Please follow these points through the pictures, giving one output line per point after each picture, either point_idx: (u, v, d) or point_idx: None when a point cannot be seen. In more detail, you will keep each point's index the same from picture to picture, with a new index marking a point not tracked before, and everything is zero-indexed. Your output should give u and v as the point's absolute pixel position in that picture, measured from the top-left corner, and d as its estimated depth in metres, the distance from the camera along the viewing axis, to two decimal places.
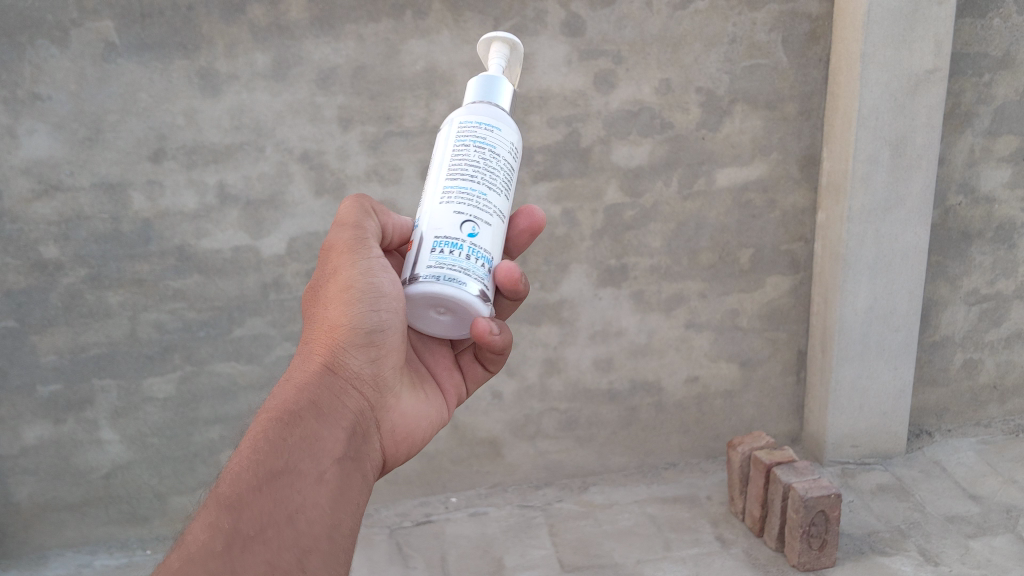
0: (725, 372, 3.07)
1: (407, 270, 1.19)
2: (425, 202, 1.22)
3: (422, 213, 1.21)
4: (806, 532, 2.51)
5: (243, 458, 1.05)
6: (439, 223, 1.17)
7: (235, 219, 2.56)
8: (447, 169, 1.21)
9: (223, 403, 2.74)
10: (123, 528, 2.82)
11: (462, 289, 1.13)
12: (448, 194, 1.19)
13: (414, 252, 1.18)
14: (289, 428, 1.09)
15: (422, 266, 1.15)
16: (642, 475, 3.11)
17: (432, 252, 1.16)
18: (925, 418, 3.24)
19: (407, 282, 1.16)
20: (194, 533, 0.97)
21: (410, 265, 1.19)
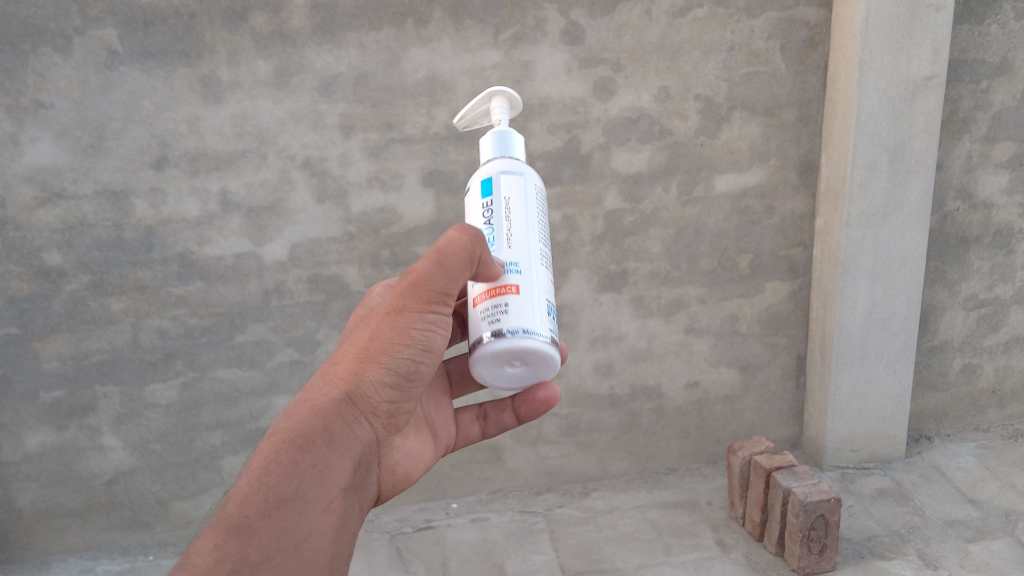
0: (724, 377, 3.08)
1: (492, 319, 1.25)
2: (500, 253, 1.28)
3: (518, 263, 1.28)
4: (806, 536, 2.52)
5: (253, 479, 1.11)
6: (541, 284, 1.29)
7: (237, 225, 2.58)
8: (534, 230, 1.32)
9: (225, 408, 2.76)
10: (124, 533, 2.83)
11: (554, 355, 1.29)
12: (541, 257, 1.32)
13: (503, 305, 1.25)
14: (300, 453, 1.14)
15: (528, 327, 1.24)
16: (642, 480, 3.12)
17: (532, 313, 1.26)
18: (924, 423, 3.25)
19: (506, 338, 1.23)
20: (199, 550, 1.06)
21: (498, 317, 1.25)
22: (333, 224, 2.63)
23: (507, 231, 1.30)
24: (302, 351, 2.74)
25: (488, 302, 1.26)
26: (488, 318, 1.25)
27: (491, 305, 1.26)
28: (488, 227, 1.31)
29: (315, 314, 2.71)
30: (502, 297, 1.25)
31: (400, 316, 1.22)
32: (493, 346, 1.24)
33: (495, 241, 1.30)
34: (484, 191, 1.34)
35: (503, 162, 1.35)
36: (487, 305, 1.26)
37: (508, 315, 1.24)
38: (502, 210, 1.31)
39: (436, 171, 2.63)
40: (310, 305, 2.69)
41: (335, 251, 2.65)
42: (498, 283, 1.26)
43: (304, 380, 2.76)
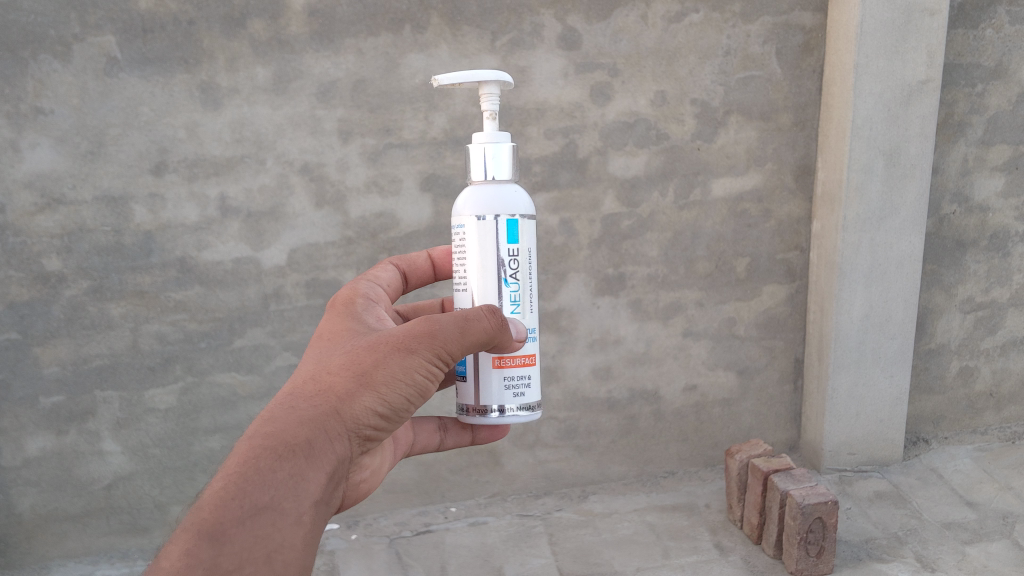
0: (722, 380, 3.09)
1: (517, 392, 1.36)
2: (523, 317, 1.36)
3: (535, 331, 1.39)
4: (803, 539, 2.52)
5: (228, 484, 1.02)
6: None
7: (236, 230, 2.59)
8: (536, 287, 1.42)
9: (224, 413, 2.76)
10: (124, 537, 2.82)
11: None
12: None
13: (526, 379, 1.37)
14: (281, 462, 1.06)
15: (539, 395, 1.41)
16: (641, 484, 3.13)
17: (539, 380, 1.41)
18: (921, 427, 3.26)
19: (526, 409, 1.38)
20: (170, 554, 0.95)
21: (522, 391, 1.37)
22: (332, 228, 2.64)
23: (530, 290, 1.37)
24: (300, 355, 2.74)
25: (511, 372, 1.36)
26: (511, 389, 1.36)
27: (514, 376, 1.36)
28: (513, 279, 1.35)
29: (312, 319, 2.71)
30: (527, 370, 1.37)
31: (410, 356, 1.19)
32: (516, 416, 1.37)
33: (519, 303, 1.35)
34: (510, 235, 1.34)
35: (516, 193, 1.36)
36: (508, 375, 1.36)
37: (528, 388, 1.38)
38: (526, 262, 1.36)
39: (434, 175, 2.64)
40: (308, 309, 2.70)
41: (333, 255, 2.66)
42: (519, 354, 1.36)
43: None
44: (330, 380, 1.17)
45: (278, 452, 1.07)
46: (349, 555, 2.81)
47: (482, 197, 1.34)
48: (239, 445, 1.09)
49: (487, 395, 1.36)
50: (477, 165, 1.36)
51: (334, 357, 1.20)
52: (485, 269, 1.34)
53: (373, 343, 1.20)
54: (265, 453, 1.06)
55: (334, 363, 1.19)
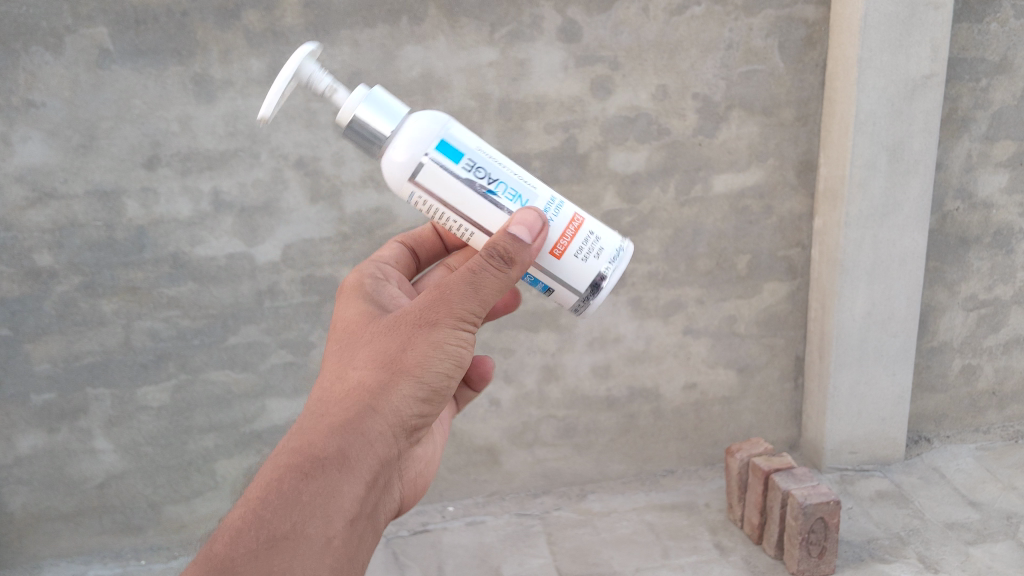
0: (722, 378, 3.05)
1: (596, 258, 1.33)
2: (537, 197, 1.29)
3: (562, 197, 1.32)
4: (805, 539, 2.49)
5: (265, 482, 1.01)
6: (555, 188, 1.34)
7: (229, 226, 2.55)
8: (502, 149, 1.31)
9: (218, 411, 2.73)
10: (116, 538, 2.80)
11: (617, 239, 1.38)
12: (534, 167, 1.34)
13: (591, 237, 1.33)
14: (309, 479, 1.03)
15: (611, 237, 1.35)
16: (640, 482, 3.10)
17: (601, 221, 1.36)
18: (924, 425, 3.23)
19: (616, 260, 1.35)
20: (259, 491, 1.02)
21: (596, 247, 1.33)
22: (327, 224, 2.60)
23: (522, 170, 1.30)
24: (295, 353, 2.71)
25: (575, 247, 1.31)
26: (587, 257, 1.32)
27: (579, 251, 1.32)
28: (491, 185, 1.27)
29: (307, 316, 2.68)
30: (575, 245, 1.31)
31: (433, 330, 1.15)
32: (607, 277, 1.34)
33: (514, 188, 1.27)
34: (452, 159, 1.26)
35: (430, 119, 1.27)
36: (579, 248, 1.31)
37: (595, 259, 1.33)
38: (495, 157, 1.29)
39: None
40: (303, 306, 2.66)
41: (329, 252, 2.63)
42: (565, 226, 1.31)
43: (299, 382, 2.74)
44: (365, 368, 1.14)
45: (304, 468, 1.03)
46: None
47: (408, 144, 1.26)
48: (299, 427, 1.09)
49: (574, 283, 1.33)
50: (378, 124, 1.26)
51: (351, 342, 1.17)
52: (471, 201, 1.27)
53: (391, 323, 1.17)
54: (297, 458, 1.04)
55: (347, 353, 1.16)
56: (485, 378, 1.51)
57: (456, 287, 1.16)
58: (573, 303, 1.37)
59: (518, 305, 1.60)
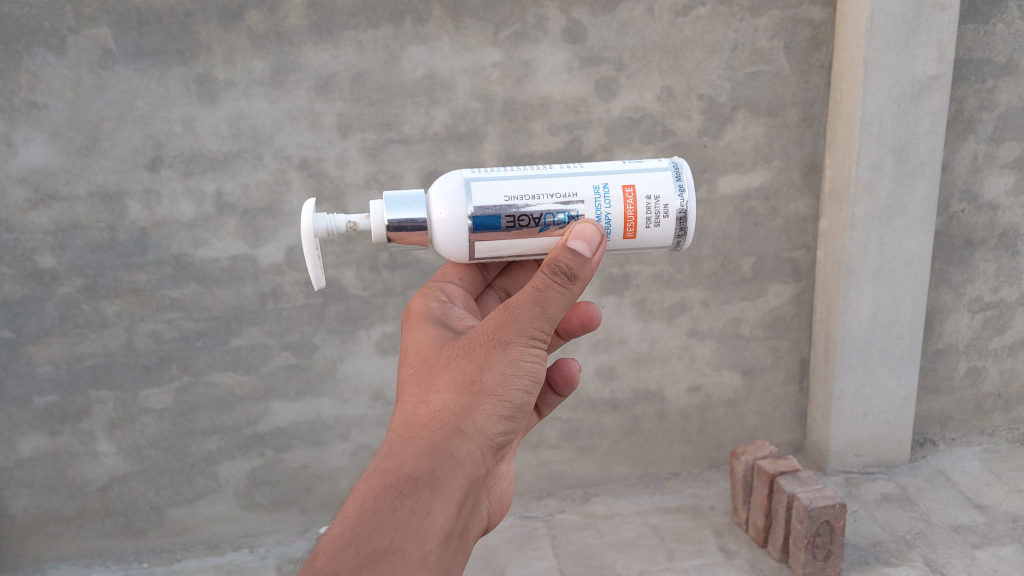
0: (727, 380, 3.04)
1: (663, 213, 1.27)
2: (583, 208, 1.25)
3: (599, 183, 1.26)
4: (810, 542, 2.48)
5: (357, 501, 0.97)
6: (591, 172, 1.28)
7: (232, 227, 2.54)
8: (525, 173, 1.27)
9: (221, 413, 2.72)
10: (118, 540, 2.79)
11: (678, 168, 1.30)
12: (560, 167, 1.28)
13: (649, 200, 1.27)
14: (403, 499, 0.98)
15: (669, 180, 1.28)
16: (644, 485, 3.09)
17: (648, 171, 1.29)
18: (929, 427, 3.22)
19: (685, 193, 1.28)
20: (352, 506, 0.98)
21: (660, 207, 1.27)
22: None
23: (553, 188, 1.25)
24: (299, 355, 2.70)
25: (643, 217, 1.27)
26: (660, 216, 1.27)
27: (647, 221, 1.27)
28: (540, 221, 1.24)
29: (311, 318, 2.67)
30: (642, 220, 1.27)
31: (508, 349, 1.12)
32: (685, 218, 1.29)
33: (561, 210, 1.25)
34: (489, 224, 1.24)
35: (448, 198, 1.25)
36: (646, 214, 1.27)
37: (665, 212, 1.28)
38: (522, 193, 1.24)
39: (435, 172, 2.58)
40: (306, 308, 2.66)
41: (331, 255, 2.61)
42: (621, 211, 1.26)
43: (302, 384, 2.73)
44: (446, 390, 1.10)
45: (397, 489, 0.99)
46: None
47: (445, 232, 1.25)
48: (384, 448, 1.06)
49: (658, 242, 1.31)
50: (412, 221, 1.25)
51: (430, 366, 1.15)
52: (531, 243, 1.27)
53: (466, 346, 1.14)
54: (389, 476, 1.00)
55: (425, 378, 1.13)
56: (570, 383, 1.49)
57: (527, 302, 1.13)
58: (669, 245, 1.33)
59: (596, 321, 1.52)
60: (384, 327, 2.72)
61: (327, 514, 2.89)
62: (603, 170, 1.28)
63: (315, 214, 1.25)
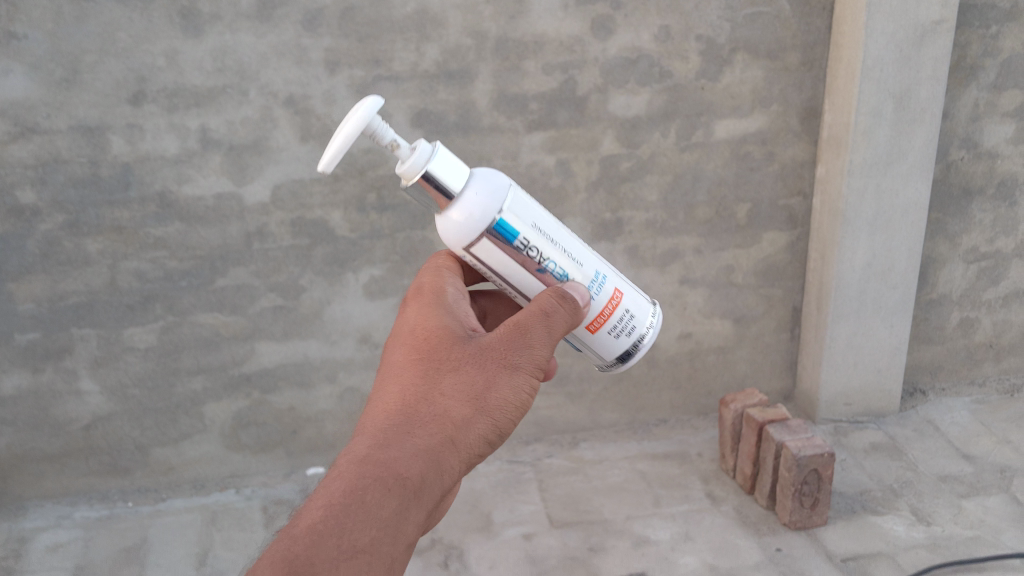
0: (718, 328, 3.01)
1: (628, 332, 1.40)
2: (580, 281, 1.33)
3: (600, 273, 1.36)
4: (798, 490, 2.47)
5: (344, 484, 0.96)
6: (599, 262, 1.37)
7: (217, 165, 2.48)
8: (555, 222, 1.34)
9: (206, 354, 2.68)
10: (103, 479, 2.78)
11: (652, 309, 1.46)
12: (580, 239, 1.37)
13: (626, 314, 1.39)
14: (391, 496, 0.97)
15: (644, 312, 1.43)
16: (632, 431, 3.08)
17: (635, 295, 1.42)
18: (919, 377, 3.22)
19: (646, 326, 1.43)
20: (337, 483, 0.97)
21: (628, 327, 1.40)
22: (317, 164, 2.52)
23: (568, 251, 1.33)
24: (285, 297, 2.66)
25: (610, 325, 1.38)
26: (624, 332, 1.40)
27: (612, 329, 1.39)
28: (543, 265, 1.31)
29: (297, 258, 2.62)
30: (607, 324, 1.38)
31: (514, 373, 1.15)
32: (637, 347, 1.43)
33: (565, 269, 1.32)
34: (506, 234, 1.28)
35: (484, 188, 1.27)
36: (614, 325, 1.39)
37: (627, 333, 1.41)
38: (542, 233, 1.30)
39: (425, 110, 2.52)
40: (293, 249, 2.61)
41: (318, 194, 2.55)
42: (603, 305, 1.36)
43: (288, 326, 2.69)
44: (449, 394, 1.12)
45: (391, 482, 0.98)
46: None
47: (466, 208, 1.26)
48: (378, 432, 1.05)
49: (604, 351, 1.42)
50: (445, 183, 1.25)
51: (434, 364, 1.14)
52: (522, 278, 1.31)
53: (476, 355, 1.16)
54: (380, 466, 0.99)
55: (428, 377, 1.13)
56: None
57: (540, 331, 1.19)
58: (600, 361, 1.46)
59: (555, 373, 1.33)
60: (372, 270, 2.67)
61: (314, 455, 2.88)
62: (606, 266, 1.39)
63: (377, 112, 1.20)
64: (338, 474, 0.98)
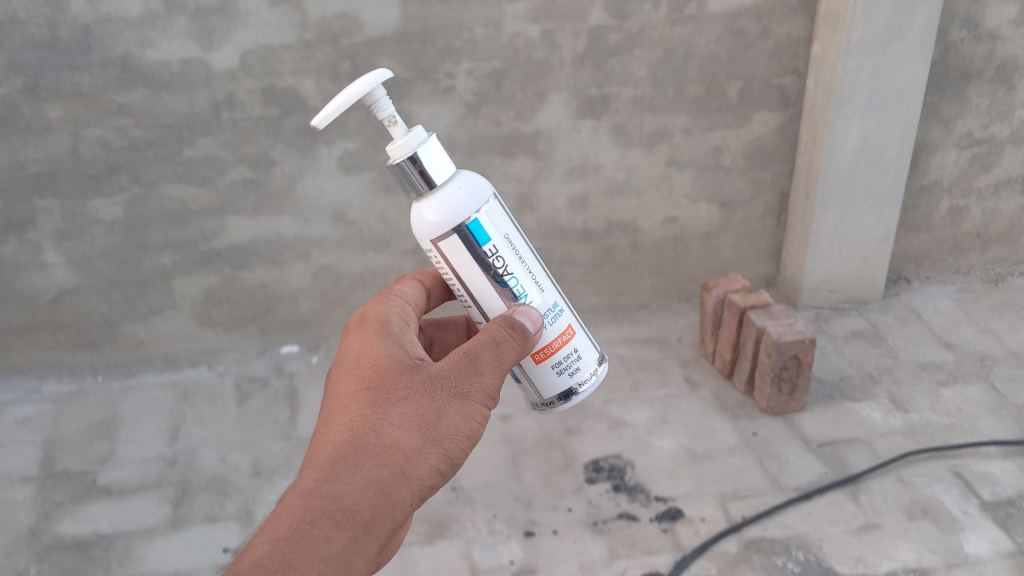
0: (703, 213, 2.95)
1: (571, 372, 1.30)
2: (538, 304, 1.25)
3: (557, 306, 1.27)
4: (776, 376, 2.44)
5: (282, 524, 0.90)
6: (558, 295, 1.29)
7: (183, 28, 2.34)
8: (524, 240, 1.26)
9: (175, 228, 2.60)
10: (71, 354, 2.73)
11: (600, 363, 1.35)
12: (545, 268, 1.28)
13: (575, 353, 1.30)
14: (333, 537, 0.91)
15: (592, 360, 1.33)
16: (612, 316, 3.05)
17: (587, 343, 1.33)
18: (904, 265, 3.19)
19: (591, 373, 1.32)
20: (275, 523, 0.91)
21: (574, 368, 1.30)
22: (288, 29, 2.38)
23: (528, 271, 1.24)
24: (256, 171, 2.56)
25: (555, 360, 1.28)
26: (568, 373, 1.29)
27: (556, 364, 1.28)
28: (503, 277, 1.22)
29: (268, 130, 2.51)
30: (552, 357, 1.27)
31: (466, 402, 1.08)
32: (580, 393, 1.32)
33: (526, 290, 1.24)
34: (478, 239, 1.20)
35: (467, 188, 1.19)
36: (559, 362, 1.28)
37: (571, 376, 1.30)
38: (508, 247, 1.22)
39: None
40: (263, 120, 2.49)
41: (290, 62, 2.42)
42: (555, 337, 1.27)
43: (260, 201, 2.60)
44: (396, 423, 1.05)
45: (337, 517, 0.93)
46: (310, 378, 2.67)
47: (444, 203, 1.18)
48: (321, 466, 0.99)
49: (543, 387, 1.30)
50: (429, 173, 1.17)
51: (381, 393, 1.08)
52: (480, 288, 1.23)
53: (424, 384, 1.09)
54: (322, 502, 0.93)
55: (374, 406, 1.06)
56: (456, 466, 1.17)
57: (490, 360, 1.12)
58: (536, 400, 1.34)
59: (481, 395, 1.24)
60: (346, 144, 2.56)
61: (288, 334, 2.83)
62: (564, 299, 1.30)
63: (382, 83, 1.13)
64: (277, 514, 0.92)
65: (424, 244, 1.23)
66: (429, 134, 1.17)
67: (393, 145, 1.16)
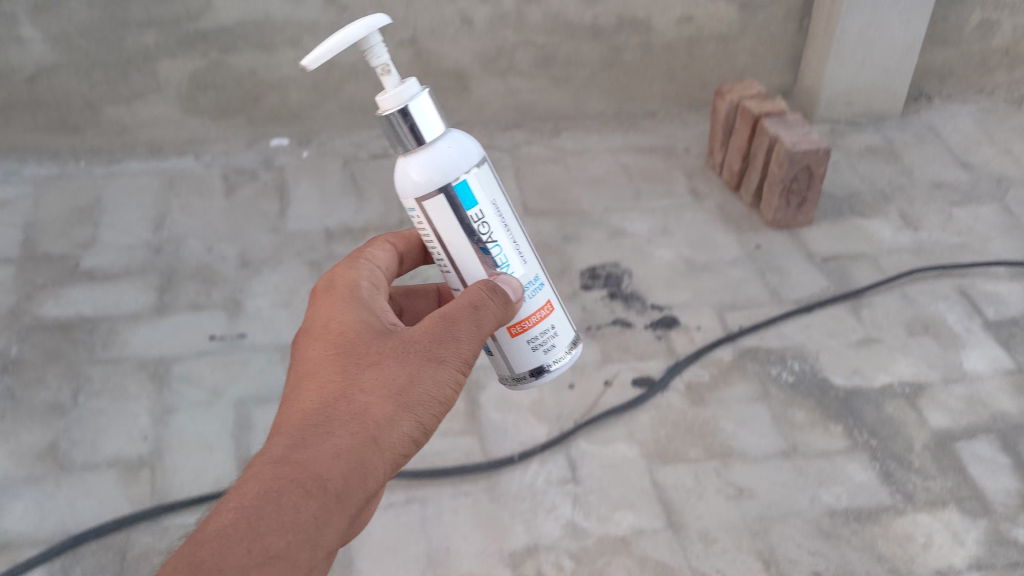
0: (721, 14, 2.74)
1: (547, 349, 1.11)
2: (519, 276, 1.06)
3: (535, 279, 1.08)
4: (786, 188, 2.33)
5: (240, 501, 0.81)
6: (537, 267, 1.10)
7: None
8: (510, 208, 1.07)
9: (157, 5, 2.40)
10: (52, 137, 2.62)
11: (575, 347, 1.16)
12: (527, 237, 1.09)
13: (552, 329, 1.11)
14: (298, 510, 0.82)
15: (567, 341, 1.14)
16: (617, 123, 2.91)
17: (564, 321, 1.14)
18: (927, 81, 3.04)
19: (566, 354, 1.14)
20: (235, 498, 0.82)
21: (550, 345, 1.11)
22: None
23: (510, 241, 1.05)
24: None
25: (529, 337, 1.09)
26: (541, 350, 1.11)
27: (531, 340, 1.10)
28: (485, 245, 1.03)
29: None
30: (525, 334, 1.09)
31: (439, 367, 0.94)
32: (551, 372, 1.13)
33: (509, 260, 1.05)
34: (464, 203, 1.00)
35: (460, 151, 1.00)
36: (532, 339, 1.10)
37: (544, 354, 1.11)
38: (493, 215, 1.03)
39: None
40: None
41: None
42: (533, 312, 1.08)
43: None
44: (364, 388, 0.92)
45: (307, 486, 0.83)
46: (300, 174, 2.56)
47: (433, 160, 0.98)
48: (285, 434, 0.88)
49: (513, 362, 1.11)
50: (421, 129, 0.98)
51: (349, 357, 0.94)
52: (460, 256, 1.04)
53: (395, 346, 0.95)
54: (286, 474, 0.83)
55: (343, 372, 0.93)
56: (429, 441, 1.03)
57: (467, 323, 0.96)
58: (505, 377, 1.15)
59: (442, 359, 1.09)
60: None
61: (279, 126, 2.70)
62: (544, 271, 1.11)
63: (380, 28, 0.94)
64: (240, 484, 0.83)
65: (409, 209, 1.03)
66: (425, 87, 0.98)
67: (384, 95, 0.96)
